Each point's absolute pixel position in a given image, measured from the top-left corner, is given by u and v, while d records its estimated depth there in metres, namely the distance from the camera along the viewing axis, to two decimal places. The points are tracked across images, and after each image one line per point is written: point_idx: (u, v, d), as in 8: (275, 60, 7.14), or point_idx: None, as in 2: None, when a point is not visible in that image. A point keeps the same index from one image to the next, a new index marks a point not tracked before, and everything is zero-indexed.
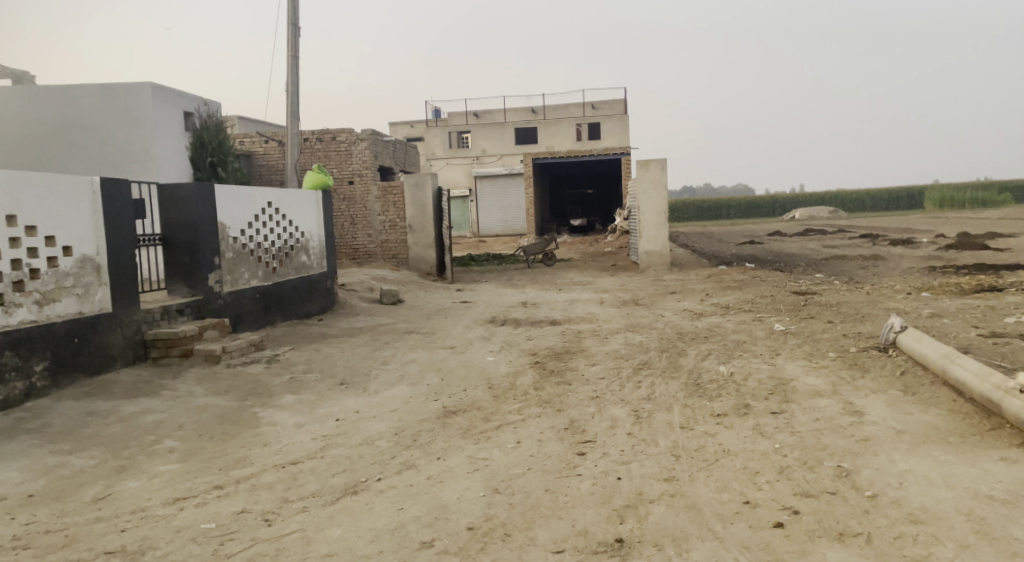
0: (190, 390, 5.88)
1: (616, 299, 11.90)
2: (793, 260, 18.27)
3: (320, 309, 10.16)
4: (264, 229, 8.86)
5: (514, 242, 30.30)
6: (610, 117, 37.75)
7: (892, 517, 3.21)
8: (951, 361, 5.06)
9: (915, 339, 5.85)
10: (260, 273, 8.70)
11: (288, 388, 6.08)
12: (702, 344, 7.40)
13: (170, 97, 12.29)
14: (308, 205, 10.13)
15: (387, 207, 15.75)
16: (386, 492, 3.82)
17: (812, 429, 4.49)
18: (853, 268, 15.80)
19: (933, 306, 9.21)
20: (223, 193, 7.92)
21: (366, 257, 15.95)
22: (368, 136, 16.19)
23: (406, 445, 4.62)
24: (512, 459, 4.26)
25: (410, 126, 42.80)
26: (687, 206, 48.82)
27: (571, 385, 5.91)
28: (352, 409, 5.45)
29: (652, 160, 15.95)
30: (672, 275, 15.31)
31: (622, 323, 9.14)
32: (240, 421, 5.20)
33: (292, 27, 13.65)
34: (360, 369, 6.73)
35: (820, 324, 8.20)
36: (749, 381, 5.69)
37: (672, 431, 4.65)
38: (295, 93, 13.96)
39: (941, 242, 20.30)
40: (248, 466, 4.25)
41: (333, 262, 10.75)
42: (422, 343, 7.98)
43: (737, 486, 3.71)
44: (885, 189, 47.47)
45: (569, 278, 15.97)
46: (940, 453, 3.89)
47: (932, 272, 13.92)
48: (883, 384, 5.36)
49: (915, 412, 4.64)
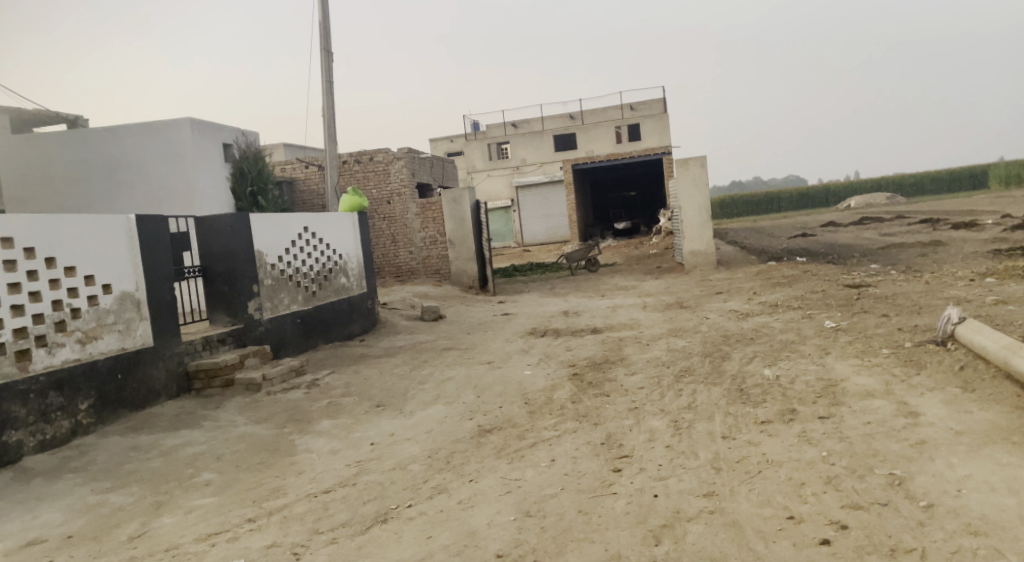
0: (232, 419, 5.96)
1: (660, 303, 11.64)
2: (847, 252, 17.60)
3: (362, 329, 10.24)
4: (301, 253, 8.95)
5: (558, 249, 30.18)
6: (651, 118, 36.77)
7: (949, 530, 2.97)
8: (1014, 353, 4.71)
9: (973, 330, 5.50)
10: (300, 298, 8.80)
11: (327, 413, 6.09)
12: (747, 346, 7.15)
13: (210, 131, 12.64)
14: (345, 227, 10.22)
15: (426, 223, 15.82)
16: (415, 519, 3.76)
17: (862, 433, 4.24)
18: (912, 256, 15.11)
19: (998, 292, 8.69)
20: (259, 221, 8.03)
21: (409, 274, 16.03)
22: (405, 155, 16.20)
23: (438, 468, 4.55)
24: (545, 479, 4.15)
25: (450, 141, 43.18)
26: (735, 201, 47.77)
27: (610, 396, 5.75)
28: (387, 433, 5.41)
29: (691, 158, 15.62)
30: (719, 274, 14.93)
31: (665, 328, 8.92)
32: (277, 450, 5.23)
33: (325, 52, 13.89)
34: (398, 389, 6.72)
35: (874, 318, 7.81)
36: (796, 384, 5.44)
37: (713, 441, 4.46)
38: (331, 118, 14.17)
39: (1008, 222, 19.28)
40: (280, 498, 4.26)
41: (373, 282, 10.81)
42: (460, 359, 7.92)
43: (780, 500, 3.51)
44: (944, 171, 45.52)
45: (613, 283, 15.76)
46: (1003, 456, 3.60)
47: (997, 255, 13.20)
48: (941, 380, 5.04)
49: (976, 410, 4.34)
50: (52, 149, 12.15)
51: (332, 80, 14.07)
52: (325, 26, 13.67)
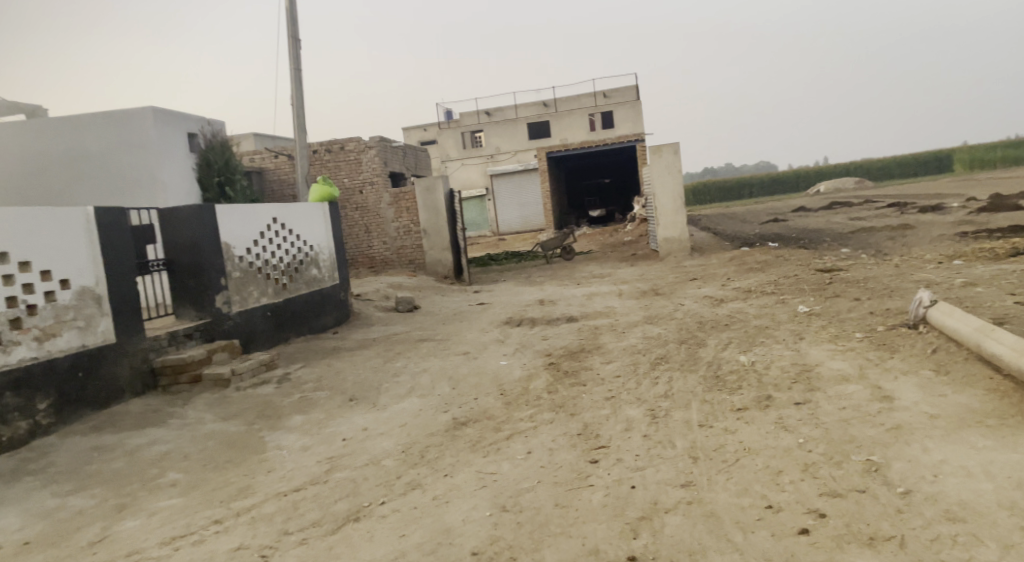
0: (199, 416, 5.80)
1: (635, 290, 11.63)
2: (818, 236, 17.79)
3: (335, 322, 10.08)
4: (271, 245, 8.75)
5: (534, 238, 30.12)
6: (623, 105, 36.79)
7: (927, 516, 2.95)
8: (986, 336, 4.73)
9: (945, 313, 5.53)
10: (269, 290, 8.59)
11: (298, 408, 5.96)
12: (722, 333, 7.14)
13: (173, 121, 12.33)
14: (316, 219, 10.03)
15: (400, 212, 15.64)
16: (388, 517, 3.68)
17: (838, 419, 4.22)
18: (881, 240, 15.31)
19: (966, 274, 8.80)
20: (225, 213, 7.81)
21: (383, 265, 15.85)
22: (376, 143, 15.96)
23: (412, 463, 4.46)
24: (521, 472, 4.08)
25: (424, 130, 42.81)
26: (709, 187, 48.07)
27: (586, 386, 5.69)
28: (360, 427, 5.30)
29: (664, 145, 15.60)
30: (693, 260, 14.98)
31: (641, 315, 8.90)
32: (246, 447, 5.10)
33: (293, 40, 13.60)
34: (372, 382, 6.60)
35: (846, 302, 7.86)
36: (771, 370, 5.43)
37: (690, 430, 4.42)
38: (300, 107, 13.89)
39: (972, 205, 19.64)
40: (249, 498, 4.14)
41: (345, 274, 10.63)
42: (435, 350, 7.82)
43: (758, 489, 3.48)
44: (911, 155, 46.24)
45: (588, 271, 15.74)
46: (978, 439, 3.60)
47: (964, 238, 13.40)
48: (914, 364, 5.06)
49: (949, 394, 4.35)
50: (9, 140, 11.73)
51: (301, 68, 13.79)
52: (292, 13, 13.38)
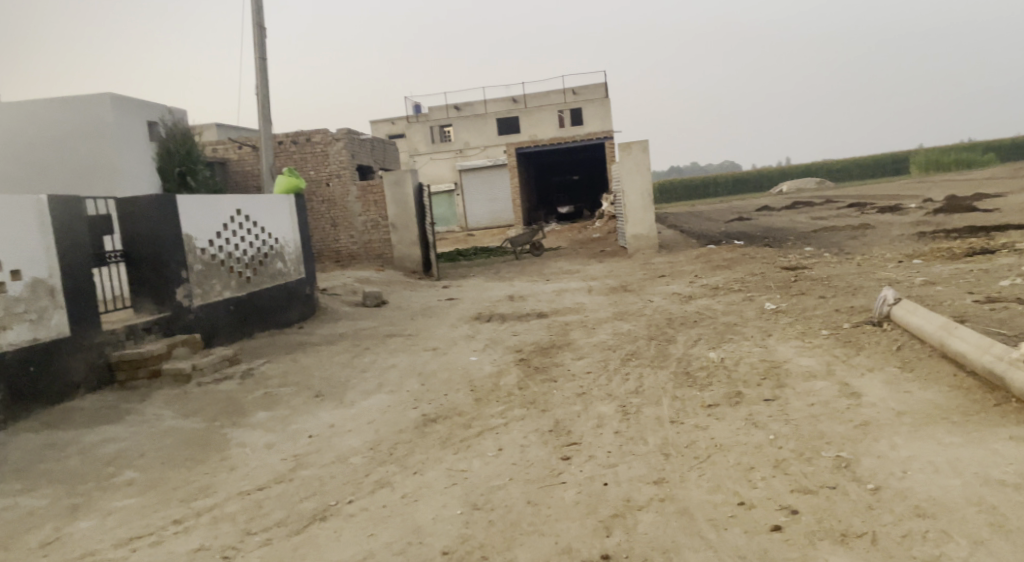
0: (158, 412, 5.61)
1: (604, 286, 11.64)
2: (782, 235, 18.06)
3: (300, 316, 9.89)
4: (234, 237, 8.54)
5: (502, 234, 30.06)
6: (593, 102, 36.80)
7: (897, 512, 2.97)
8: (950, 333, 4.81)
9: (909, 311, 5.62)
10: (233, 284, 8.38)
11: (262, 405, 5.81)
12: (691, 329, 7.16)
13: (131, 109, 11.99)
14: (281, 211, 9.82)
15: (367, 206, 15.48)
16: (356, 516, 3.59)
17: (807, 416, 4.25)
18: (843, 239, 15.59)
19: (926, 273, 8.98)
20: (187, 204, 7.58)
21: (350, 259, 15.65)
22: (344, 135, 15.79)
23: (381, 460, 4.37)
24: (492, 470, 4.02)
25: (392, 123, 42.40)
26: (675, 184, 48.55)
27: (557, 382, 5.65)
28: (326, 424, 5.18)
29: (633, 142, 15.65)
30: (661, 257, 15.07)
31: (610, 311, 8.90)
32: (208, 445, 4.95)
33: (258, 28, 13.29)
34: (339, 378, 6.47)
35: (811, 300, 7.96)
36: (741, 366, 5.46)
37: (662, 426, 4.41)
38: (265, 96, 13.60)
39: (929, 206, 20.13)
40: (210, 496, 4.01)
41: (311, 267, 10.44)
42: (404, 346, 7.71)
43: (730, 485, 3.47)
44: (871, 157, 47.26)
45: (557, 267, 15.74)
46: (944, 436, 3.65)
47: (923, 238, 13.71)
48: (880, 361, 5.13)
49: (914, 390, 4.41)
50: None
51: (266, 57, 13.49)
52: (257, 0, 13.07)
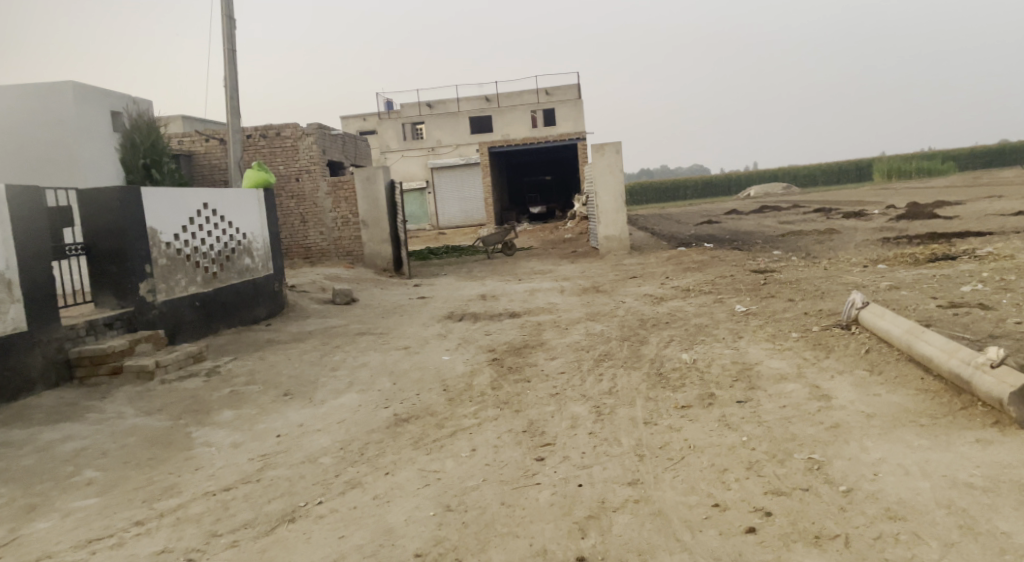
0: (120, 410, 5.45)
1: (577, 287, 11.65)
2: (750, 238, 18.29)
3: (268, 313, 9.71)
4: (201, 232, 8.35)
5: (473, 233, 29.97)
6: (565, 103, 36.99)
7: (869, 515, 3.00)
8: (917, 337, 4.89)
9: (877, 314, 5.70)
10: (198, 280, 8.18)
11: (228, 403, 5.68)
12: (664, 330, 7.19)
13: (94, 99, 11.74)
14: (250, 206, 9.64)
15: (337, 202, 15.25)
16: (326, 517, 3.52)
17: (779, 417, 4.28)
18: (809, 243, 15.85)
19: (891, 278, 9.16)
20: (152, 196, 7.39)
21: (319, 256, 15.45)
22: (314, 130, 15.61)
23: (351, 460, 4.29)
24: (465, 470, 3.97)
25: (363, 119, 42.05)
26: (646, 187, 48.96)
27: (531, 382, 5.62)
28: (295, 423, 5.08)
29: (607, 144, 15.70)
30: (632, 259, 15.15)
31: (582, 312, 8.90)
32: (172, 444, 4.81)
33: (228, 19, 13.05)
34: (308, 376, 6.36)
35: (780, 303, 8.06)
36: (713, 368, 5.49)
37: (635, 427, 4.40)
38: (234, 89, 13.34)
39: (892, 212, 20.59)
40: (174, 497, 3.90)
41: (280, 264, 10.27)
42: (375, 345, 7.61)
43: (704, 487, 3.48)
44: (836, 164, 48.19)
45: (529, 267, 15.73)
46: (913, 438, 3.70)
47: (886, 243, 13.99)
48: (849, 364, 5.19)
49: (883, 393, 4.47)
50: None
51: (235, 49, 13.24)
52: None
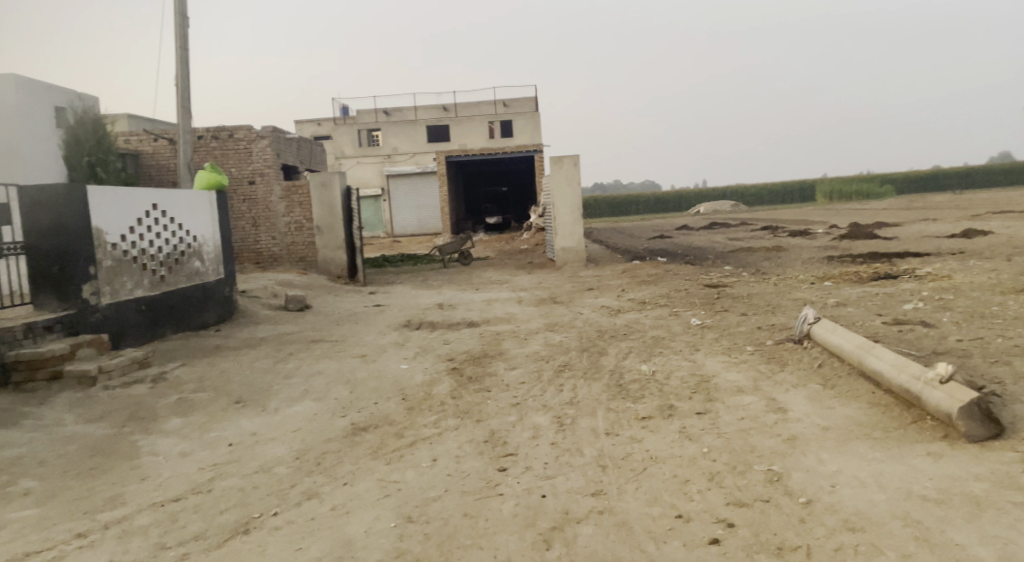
0: (59, 417, 5.20)
1: (533, 297, 11.67)
2: (702, 253, 18.65)
3: (217, 319, 9.44)
4: (149, 233, 8.07)
5: (428, 241, 29.79)
6: (523, 115, 37.19)
7: (828, 526, 3.06)
8: (868, 352, 5.04)
9: (829, 329, 5.85)
10: (145, 283, 7.89)
11: (176, 411, 5.48)
12: (622, 342, 7.25)
13: (36, 93, 12.67)
14: (201, 208, 9.37)
15: (291, 207, 15.01)
16: (282, 529, 3.41)
17: (738, 429, 4.34)
18: (759, 260, 16.24)
19: (838, 295, 9.44)
20: (98, 195, 7.11)
21: (271, 261, 15.14)
22: (269, 133, 15.14)
23: (308, 471, 4.18)
24: (426, 480, 3.91)
25: (318, 124, 41.50)
26: (599, 200, 49.63)
27: (491, 392, 5.59)
28: (248, 432, 4.93)
29: (565, 156, 15.83)
30: (588, 271, 15.27)
31: (541, 322, 8.91)
32: (116, 452, 4.61)
33: (180, 16, 12.71)
34: (261, 384, 6.18)
35: (735, 317, 8.21)
36: (672, 380, 5.54)
37: (597, 438, 4.41)
38: (185, 88, 12.99)
39: (836, 232, 21.29)
40: (119, 508, 3.72)
41: (231, 268, 10.00)
42: (330, 352, 7.46)
43: (667, 498, 3.49)
44: (782, 184, 49.63)
45: (486, 277, 15.70)
46: (868, 451, 3.80)
47: (832, 261, 14.44)
48: (803, 377, 5.31)
49: (837, 406, 4.58)
50: None
51: (187, 47, 12.91)
52: None
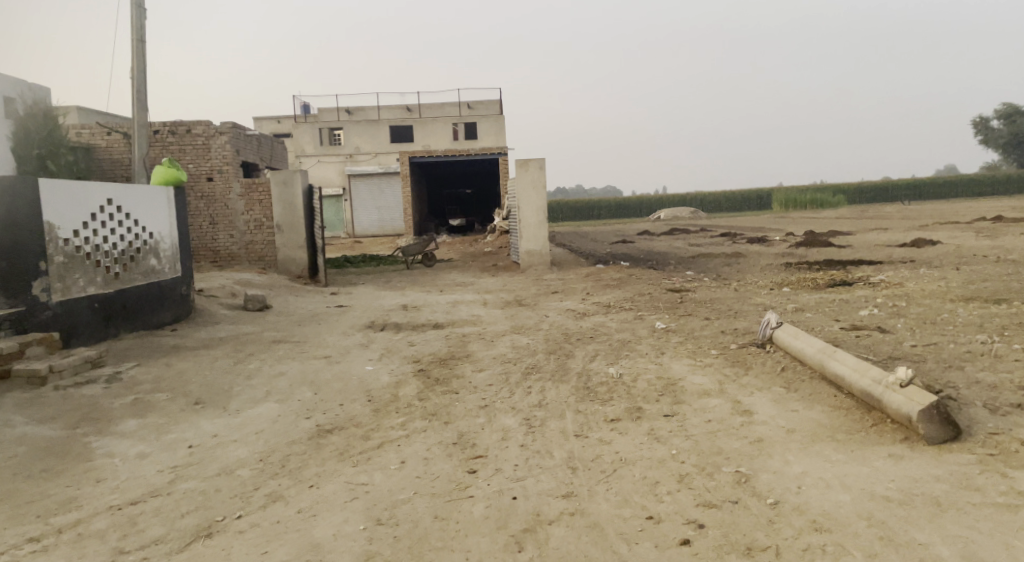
0: (6, 418, 4.98)
1: (498, 300, 11.66)
2: (664, 259, 18.90)
3: (174, 318, 9.18)
4: (103, 229, 7.81)
5: (390, 243, 29.55)
6: (487, 118, 37.21)
7: (796, 527, 3.11)
8: (829, 356, 5.15)
9: (791, 334, 5.96)
10: (98, 280, 7.63)
11: (131, 412, 5.30)
12: (588, 345, 7.27)
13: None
14: (158, 204, 9.11)
15: (251, 205, 14.68)
16: (247, 532, 3.32)
17: (705, 431, 4.39)
18: (718, 265, 16.52)
19: (796, 300, 9.66)
20: (50, 189, 6.86)
21: (229, 260, 14.82)
22: (229, 129, 14.81)
23: (272, 473, 4.08)
24: (395, 483, 3.86)
25: (278, 121, 40.88)
26: (562, 205, 49.92)
27: (459, 394, 5.55)
28: (209, 434, 4.79)
29: (530, 160, 15.88)
30: (553, 274, 15.31)
31: (507, 324, 8.90)
32: (68, 455, 4.44)
33: (137, 7, 12.37)
34: (222, 384, 6.03)
35: (698, 321, 8.33)
36: (639, 383, 5.57)
37: (567, 440, 4.40)
38: (141, 81, 12.63)
39: (792, 239, 21.81)
40: (73, 512, 3.58)
41: (188, 266, 9.74)
42: (292, 353, 7.32)
43: (637, 499, 3.51)
44: (740, 192, 50.62)
45: (449, 279, 15.64)
46: (832, 453, 3.88)
47: (789, 268, 14.78)
48: (767, 381, 5.40)
49: (800, 409, 4.67)
50: None
51: (144, 39, 12.57)
52: None
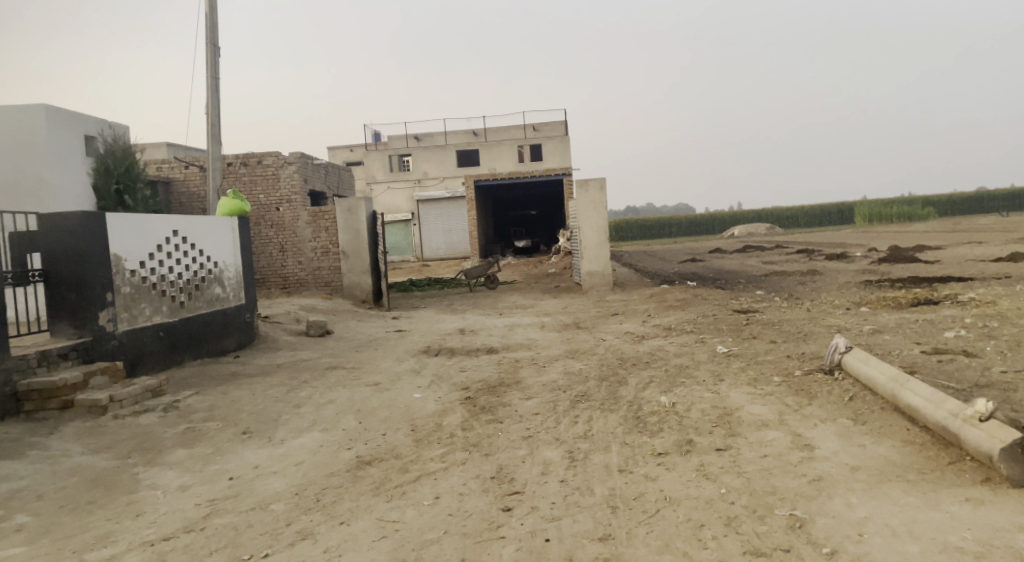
0: (65, 448, 5.12)
1: (557, 323, 11.43)
2: (734, 277, 18.24)
3: (237, 344, 9.39)
4: (169, 260, 8.08)
5: (457, 265, 29.79)
6: (552, 139, 37.17)
7: None
8: (902, 386, 4.72)
9: (861, 359, 5.53)
10: (164, 309, 7.89)
11: (181, 441, 5.37)
12: (643, 371, 6.99)
13: (67, 122, 12.94)
14: (222, 233, 9.39)
15: (318, 232, 15.00)
16: None
17: (759, 468, 4.08)
18: (792, 284, 15.77)
19: (874, 321, 9.04)
20: (117, 223, 7.15)
21: (297, 286, 15.17)
22: (297, 159, 15.22)
23: (306, 508, 4.01)
24: (427, 521, 3.72)
25: (350, 150, 42.22)
26: (631, 224, 49.33)
27: (503, 423, 5.39)
28: (251, 465, 4.79)
29: (591, 180, 15.67)
30: (616, 295, 14.99)
31: (562, 349, 8.69)
32: (115, 486, 4.51)
33: (212, 46, 12.98)
34: (272, 413, 6.06)
35: (763, 344, 7.89)
36: (692, 413, 5.26)
37: (610, 476, 4.18)
38: (216, 117, 13.20)
39: (873, 255, 20.71)
40: (108, 547, 3.60)
41: (252, 294, 9.99)
42: (345, 380, 7.32)
43: (678, 545, 3.25)
44: (818, 206, 48.73)
45: (511, 301, 15.54)
46: (901, 495, 3.51)
47: (869, 286, 13.97)
48: (833, 411, 4.99)
49: (868, 444, 4.27)
50: None
51: (218, 76, 13.14)
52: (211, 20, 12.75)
